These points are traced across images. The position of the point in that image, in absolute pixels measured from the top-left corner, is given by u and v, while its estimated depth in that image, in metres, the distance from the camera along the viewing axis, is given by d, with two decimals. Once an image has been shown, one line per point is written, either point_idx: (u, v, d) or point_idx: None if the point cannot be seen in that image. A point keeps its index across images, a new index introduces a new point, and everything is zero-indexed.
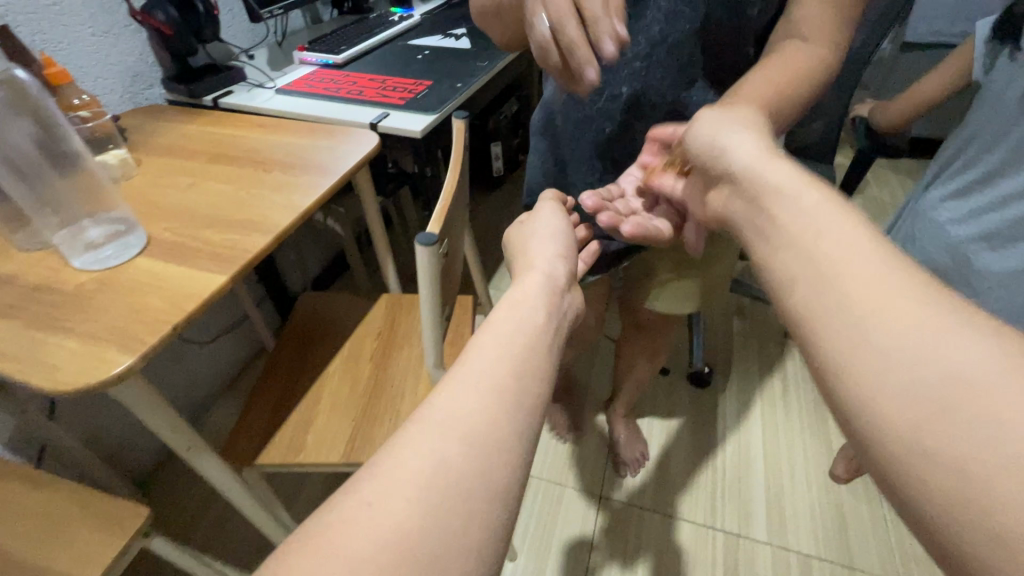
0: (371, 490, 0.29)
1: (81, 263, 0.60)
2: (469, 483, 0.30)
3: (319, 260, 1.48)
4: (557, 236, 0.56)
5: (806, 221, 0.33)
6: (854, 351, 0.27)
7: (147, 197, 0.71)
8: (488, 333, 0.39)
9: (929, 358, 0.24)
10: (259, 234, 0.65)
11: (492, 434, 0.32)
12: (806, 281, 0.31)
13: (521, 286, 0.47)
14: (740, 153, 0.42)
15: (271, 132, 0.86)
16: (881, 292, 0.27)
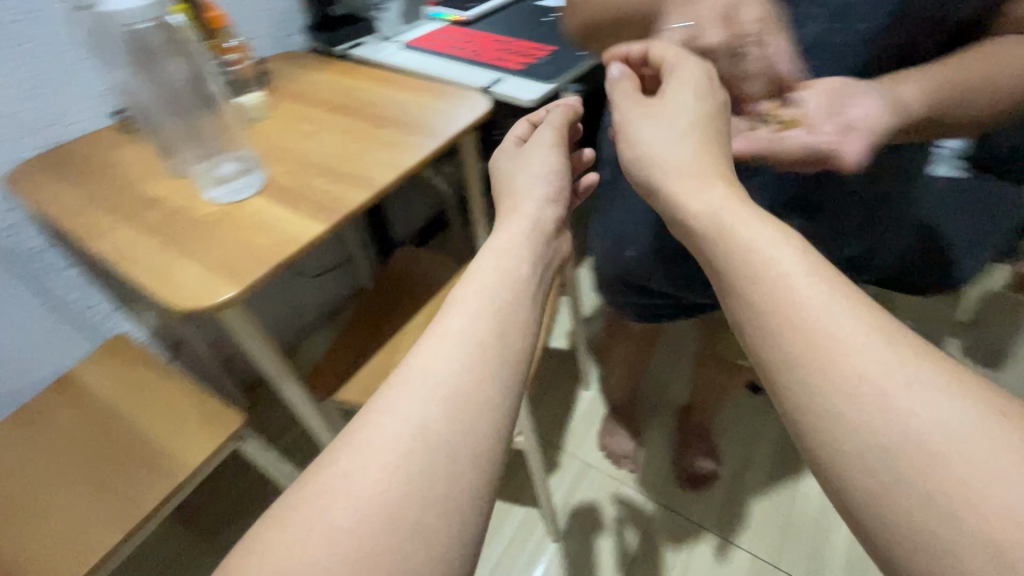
0: (351, 461, 0.34)
1: (210, 195, 0.67)
2: (451, 448, 0.35)
3: (423, 214, 1.54)
4: (542, 182, 0.57)
5: (783, 292, 0.34)
6: (828, 428, 0.30)
7: (273, 140, 0.76)
8: (472, 287, 0.44)
9: (910, 430, 0.28)
10: (360, 190, 0.67)
11: (465, 399, 0.37)
12: (788, 356, 0.33)
13: (508, 237, 0.51)
14: (667, 158, 0.44)
15: (390, 87, 0.88)
16: (840, 365, 0.31)
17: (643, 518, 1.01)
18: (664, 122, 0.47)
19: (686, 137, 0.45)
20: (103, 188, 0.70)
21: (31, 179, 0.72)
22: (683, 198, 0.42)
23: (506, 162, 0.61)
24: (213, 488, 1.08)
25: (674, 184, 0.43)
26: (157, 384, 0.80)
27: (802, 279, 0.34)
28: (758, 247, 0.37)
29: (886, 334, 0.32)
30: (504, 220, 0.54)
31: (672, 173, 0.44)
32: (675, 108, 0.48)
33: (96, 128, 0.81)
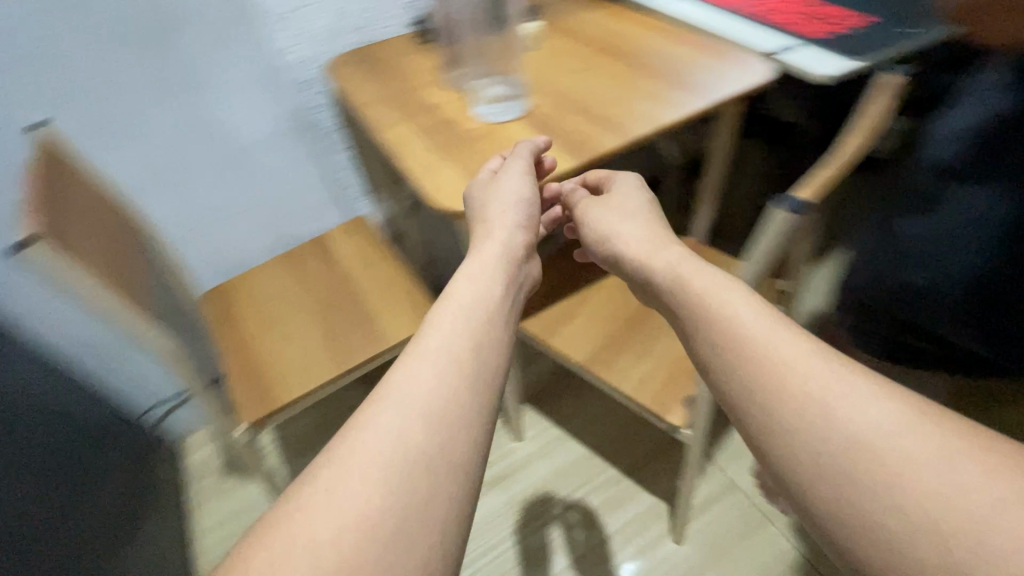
0: (329, 477, 0.32)
1: (478, 111, 0.72)
2: (429, 459, 0.32)
3: None
4: (515, 207, 0.54)
5: (743, 352, 0.37)
6: (780, 451, 0.33)
7: (539, 71, 0.78)
8: (450, 304, 0.41)
9: (865, 444, 0.30)
10: (614, 136, 0.66)
11: (450, 410, 0.35)
12: (738, 400, 0.36)
13: (479, 257, 0.48)
14: (631, 241, 0.52)
15: (660, 37, 0.84)
16: (790, 416, 0.33)
17: (590, 520, 1.01)
18: (618, 213, 0.56)
19: (639, 219, 0.55)
20: (394, 88, 0.80)
21: (344, 70, 0.86)
22: (641, 257, 0.50)
23: (476, 188, 0.57)
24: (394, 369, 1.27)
25: (624, 252, 0.52)
26: (384, 265, 0.94)
27: (779, 334, 0.36)
28: (723, 303, 0.40)
29: (825, 352, 0.35)
30: (484, 241, 0.51)
31: (632, 245, 0.52)
32: (622, 208, 0.57)
33: (397, 36, 0.93)
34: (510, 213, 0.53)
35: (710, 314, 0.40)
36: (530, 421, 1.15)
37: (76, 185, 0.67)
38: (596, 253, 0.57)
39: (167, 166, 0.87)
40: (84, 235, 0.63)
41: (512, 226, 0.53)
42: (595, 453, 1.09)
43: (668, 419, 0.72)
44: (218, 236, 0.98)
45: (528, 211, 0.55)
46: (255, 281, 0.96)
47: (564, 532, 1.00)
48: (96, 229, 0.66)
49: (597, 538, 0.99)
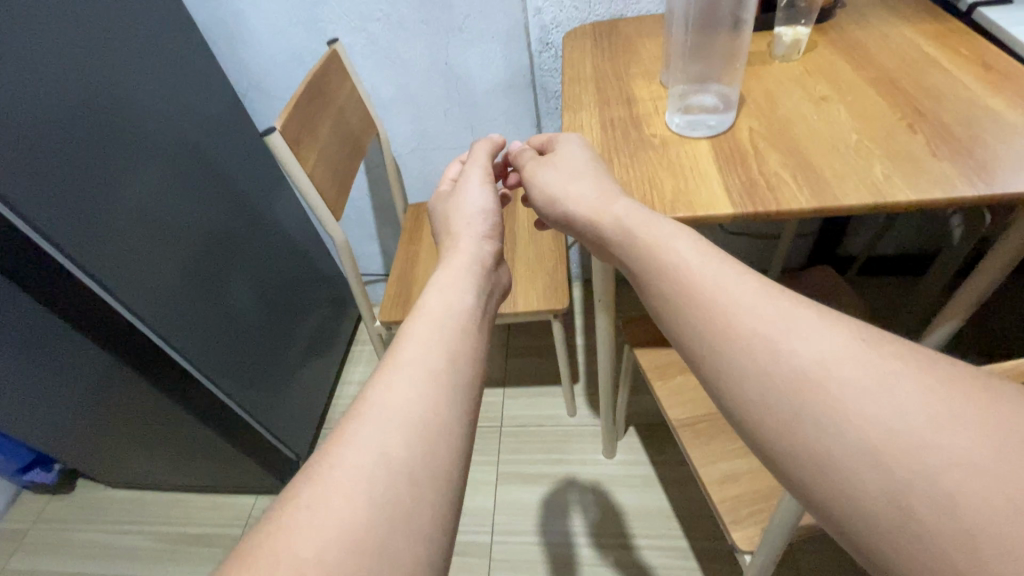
0: (308, 496, 0.29)
1: (669, 116, 0.64)
2: (413, 471, 0.31)
3: (900, 246, 1.16)
4: (479, 219, 0.57)
5: (777, 361, 0.31)
6: (824, 477, 0.28)
7: (771, 89, 0.65)
8: (420, 316, 0.41)
9: (942, 480, 0.24)
10: (808, 194, 0.52)
11: (433, 424, 0.33)
12: (767, 417, 0.30)
13: (449, 270, 0.48)
14: (584, 202, 0.50)
15: (978, 82, 0.60)
16: (839, 441, 0.27)
17: (618, 529, 1.00)
18: (564, 175, 0.54)
19: (586, 176, 0.53)
20: (606, 71, 0.76)
21: (576, 40, 0.85)
22: (595, 214, 0.48)
23: (442, 203, 0.62)
24: (533, 335, 1.35)
25: (579, 213, 0.50)
26: (545, 244, 1.00)
27: (818, 340, 0.31)
28: (747, 308, 0.34)
29: (763, 282, 0.35)
30: (453, 253, 0.51)
31: (582, 207, 0.50)
32: (570, 167, 0.55)
33: (650, 14, 0.89)
34: (473, 227, 0.56)
35: (735, 311, 0.34)
36: (627, 445, 1.11)
37: (337, 92, 0.85)
38: (548, 214, 0.55)
39: (411, 93, 1.02)
40: (324, 132, 0.80)
41: (480, 234, 0.55)
42: (674, 514, 1.00)
43: (734, 535, 0.60)
44: (432, 163, 1.14)
45: (492, 217, 0.58)
46: None
47: (585, 519, 1.02)
48: (336, 130, 0.83)
49: (627, 553, 0.97)
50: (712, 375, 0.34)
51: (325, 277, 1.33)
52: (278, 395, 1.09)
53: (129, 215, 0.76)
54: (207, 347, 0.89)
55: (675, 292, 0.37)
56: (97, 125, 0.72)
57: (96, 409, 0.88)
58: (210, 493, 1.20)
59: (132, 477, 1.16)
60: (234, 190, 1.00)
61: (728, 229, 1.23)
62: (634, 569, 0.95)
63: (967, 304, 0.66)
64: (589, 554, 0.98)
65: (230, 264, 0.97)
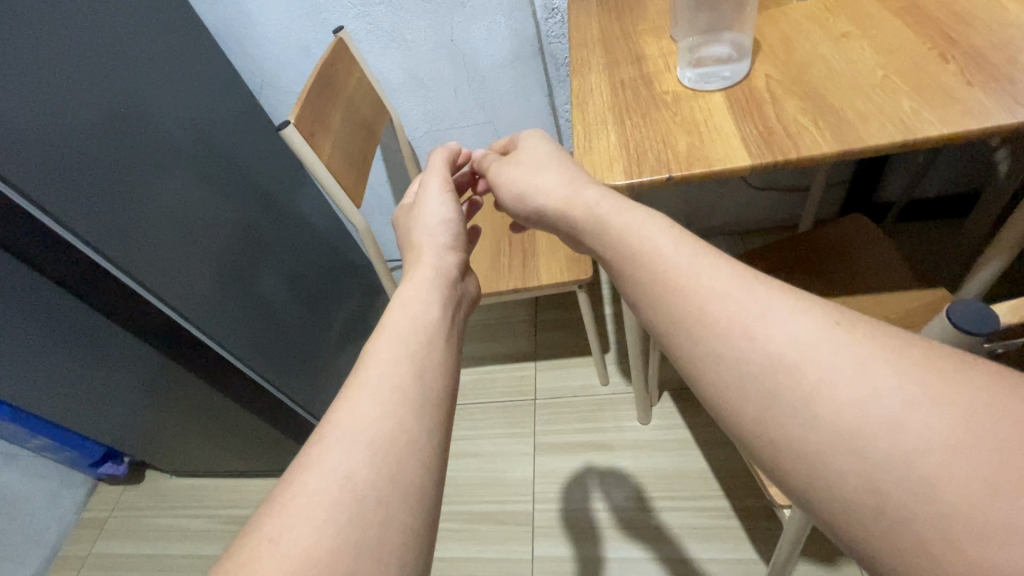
0: (275, 524, 0.30)
1: (680, 73, 0.62)
2: (378, 490, 0.32)
3: (942, 186, 1.09)
4: (442, 229, 0.55)
5: (752, 346, 0.30)
6: (796, 462, 0.27)
7: (786, 33, 0.62)
8: (384, 334, 0.41)
9: (916, 463, 0.23)
10: (829, 139, 0.49)
11: (399, 443, 0.34)
12: (737, 404, 0.30)
13: (414, 282, 0.48)
14: (548, 195, 0.49)
15: (1018, 3, 0.55)
16: (815, 428, 0.26)
17: (640, 504, 1.01)
18: (529, 170, 0.54)
19: (551, 168, 0.52)
20: (613, 31, 0.74)
21: (580, 2, 0.83)
22: (562, 206, 0.47)
23: (403, 217, 0.60)
24: (560, 308, 1.35)
25: (546, 206, 0.49)
26: None
27: (796, 322, 0.29)
28: (719, 294, 0.32)
29: (734, 264, 0.34)
30: (416, 266, 0.50)
31: (549, 202, 0.49)
32: (534, 163, 0.54)
33: None
34: (436, 238, 0.54)
35: (710, 294, 0.32)
36: (661, 411, 1.11)
37: (346, 81, 0.86)
38: (518, 212, 0.54)
39: (419, 74, 1.02)
40: (336, 122, 0.81)
41: (444, 246, 0.54)
42: (712, 474, 1.01)
43: (770, 490, 0.60)
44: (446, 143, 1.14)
45: (455, 227, 0.56)
46: None
47: (616, 495, 1.03)
48: (348, 119, 0.84)
49: (647, 520, 0.99)
50: (690, 364, 0.32)
51: (353, 266, 1.35)
52: (319, 381, 1.14)
53: (162, 218, 0.80)
54: (247, 340, 0.93)
55: (648, 277, 0.36)
56: (125, 134, 0.76)
57: (146, 409, 0.94)
58: (265, 477, 1.27)
59: (194, 465, 1.24)
60: (257, 185, 1.03)
61: (753, 184, 1.19)
62: (664, 535, 0.96)
63: (1017, 238, 0.62)
64: (612, 525, 1.00)
65: (263, 259, 1.01)
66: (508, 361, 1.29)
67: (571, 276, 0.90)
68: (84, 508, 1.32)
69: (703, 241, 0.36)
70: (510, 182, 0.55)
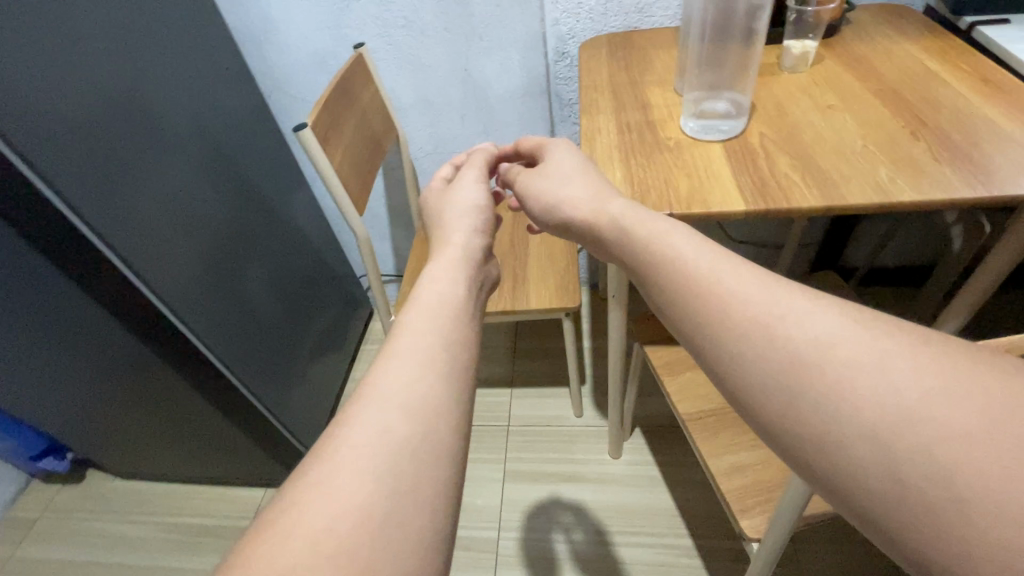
0: (315, 478, 0.29)
1: (683, 123, 0.67)
2: (414, 446, 0.31)
3: (903, 257, 1.18)
4: (472, 215, 0.57)
5: (774, 344, 0.31)
6: (822, 454, 0.28)
7: (778, 99, 0.68)
8: (414, 304, 0.40)
9: (939, 454, 0.24)
10: (816, 194, 0.54)
11: (431, 402, 0.33)
12: (763, 398, 0.31)
13: (440, 261, 0.47)
14: (579, 204, 0.52)
15: (978, 96, 0.63)
16: (840, 420, 0.27)
17: (597, 541, 1.00)
18: (558, 181, 0.56)
19: (580, 180, 0.55)
20: (622, 80, 0.80)
21: (592, 51, 0.89)
22: (590, 216, 0.50)
23: (429, 206, 0.62)
24: (540, 337, 1.37)
25: (573, 216, 0.52)
26: (557, 245, 1.03)
27: (813, 324, 0.31)
28: (744, 298, 0.34)
29: (757, 271, 0.36)
30: (443, 247, 0.51)
31: (579, 211, 0.51)
32: (562, 175, 0.56)
33: (663, 27, 0.94)
34: (466, 221, 0.55)
35: (730, 298, 0.34)
36: (632, 446, 1.13)
37: (361, 93, 0.89)
38: (545, 221, 0.56)
39: (430, 98, 1.06)
40: (349, 131, 0.84)
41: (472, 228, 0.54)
42: (679, 513, 1.02)
43: (742, 523, 0.61)
44: None
45: (484, 215, 0.58)
46: None
47: (584, 533, 1.01)
48: (360, 130, 0.87)
49: (608, 555, 0.98)
50: (715, 364, 0.34)
51: (336, 276, 1.34)
52: (290, 388, 1.10)
53: (154, 201, 0.78)
54: (222, 332, 0.90)
55: (675, 284, 0.38)
56: (130, 115, 0.76)
57: (117, 394, 0.90)
58: (218, 486, 1.21)
59: (144, 467, 1.17)
60: (251, 180, 1.02)
61: (732, 236, 1.26)
62: (629, 571, 0.96)
63: (968, 306, 0.68)
64: (570, 559, 0.99)
65: (249, 258, 1.00)
66: (484, 385, 1.29)
67: (560, 305, 0.93)
68: (13, 507, 1.23)
69: (727, 252, 0.39)
70: (537, 189, 0.57)
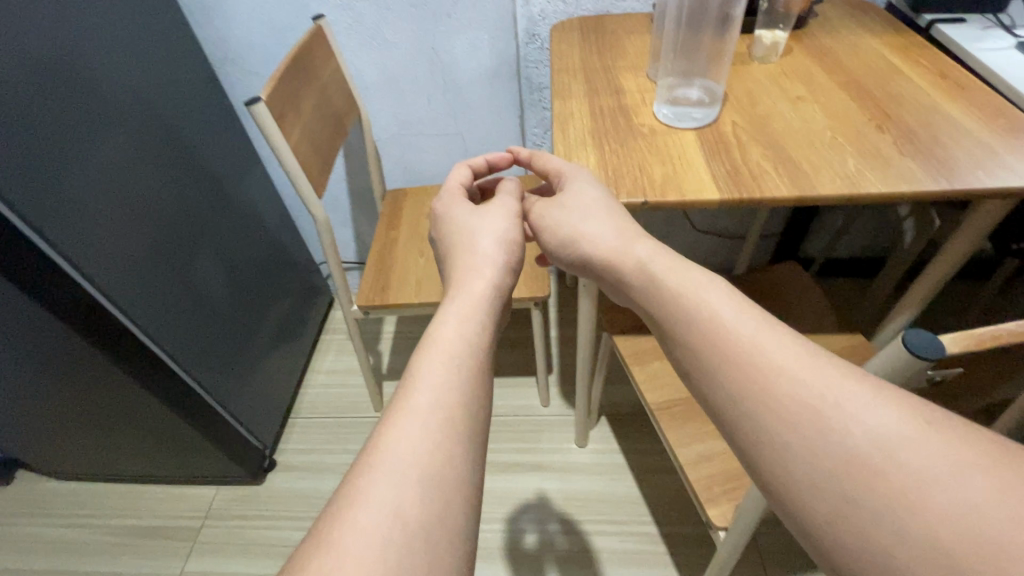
0: (324, 561, 0.29)
1: (657, 109, 0.66)
2: (428, 529, 0.31)
3: (856, 248, 1.23)
4: (501, 251, 0.53)
5: (825, 439, 0.31)
6: (828, 517, 0.30)
7: (750, 89, 0.68)
8: (432, 357, 0.40)
9: (937, 517, 0.27)
10: (788, 185, 0.54)
11: (447, 479, 0.33)
12: (781, 465, 0.32)
13: (453, 302, 0.46)
14: (603, 244, 0.50)
15: (937, 92, 0.65)
16: (896, 531, 0.27)
17: (580, 545, 0.98)
18: (575, 213, 0.53)
19: (601, 214, 0.52)
20: (594, 64, 0.78)
21: (563, 34, 0.87)
22: (614, 257, 0.49)
23: (444, 231, 0.58)
24: (507, 326, 1.35)
25: (594, 254, 0.50)
26: None
27: (870, 415, 0.31)
28: (784, 370, 0.35)
29: (794, 339, 0.37)
30: (459, 288, 0.48)
31: (601, 249, 0.50)
32: (580, 206, 0.53)
33: (634, 12, 0.93)
34: (498, 255, 0.52)
35: (777, 379, 0.34)
36: (598, 435, 1.13)
37: (321, 70, 0.83)
38: (560, 256, 0.55)
39: (394, 77, 1.01)
40: (307, 109, 0.78)
41: (487, 257, 0.52)
42: (644, 501, 1.03)
43: (709, 512, 0.61)
44: (411, 148, 1.13)
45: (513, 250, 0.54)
46: (423, 199, 1.10)
47: (551, 524, 1.01)
48: (319, 108, 0.82)
49: (575, 544, 0.98)
50: (755, 451, 0.34)
51: (296, 264, 1.29)
52: (245, 382, 1.05)
53: (96, 189, 0.72)
54: (175, 332, 0.86)
55: (704, 341, 0.38)
56: (65, 90, 0.69)
57: (55, 391, 0.83)
58: (166, 486, 1.14)
59: (83, 468, 1.09)
60: (204, 166, 0.96)
61: (698, 226, 1.28)
62: (596, 559, 0.96)
63: (922, 296, 0.70)
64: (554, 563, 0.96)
65: (203, 250, 0.94)
66: None
67: (529, 293, 0.91)
68: None
69: (767, 314, 0.38)
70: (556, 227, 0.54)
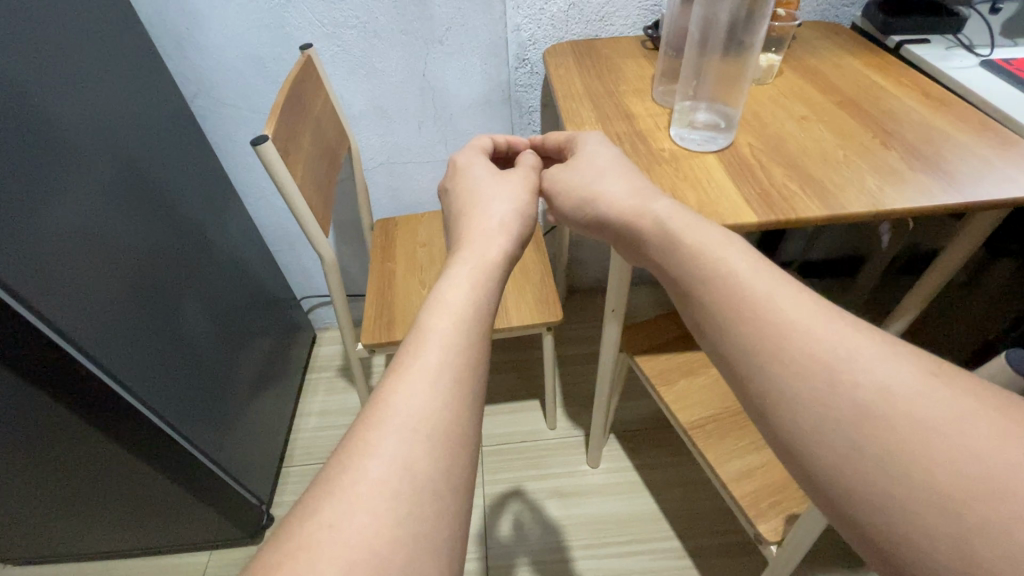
0: (336, 511, 0.28)
1: (675, 133, 0.67)
2: (433, 482, 0.30)
3: (830, 249, 1.30)
4: (513, 220, 0.51)
5: (838, 391, 0.31)
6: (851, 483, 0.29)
7: (756, 110, 0.71)
8: (443, 312, 0.38)
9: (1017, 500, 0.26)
10: (818, 203, 0.56)
11: (451, 431, 0.32)
12: (795, 423, 0.32)
13: (459, 261, 0.44)
14: (620, 200, 0.50)
15: (924, 108, 0.70)
16: (907, 481, 0.28)
17: (554, 544, 1.00)
18: (589, 176, 0.54)
19: (615, 176, 0.53)
20: (597, 88, 0.79)
21: (558, 58, 0.88)
22: (631, 213, 0.49)
23: (459, 194, 0.56)
24: (504, 351, 1.33)
25: (611, 213, 0.51)
26: (531, 256, 1.00)
27: (909, 384, 0.30)
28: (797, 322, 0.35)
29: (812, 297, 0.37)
30: (467, 248, 0.46)
31: (618, 206, 0.50)
32: (594, 170, 0.54)
33: (623, 35, 0.95)
34: (515, 221, 0.51)
35: (792, 330, 0.35)
36: (611, 454, 1.13)
37: (314, 102, 0.79)
38: (577, 218, 0.55)
39: (383, 105, 0.98)
40: (306, 143, 0.74)
41: (500, 222, 0.50)
42: (665, 516, 1.03)
43: (761, 527, 0.62)
44: (400, 176, 1.10)
45: (525, 215, 0.52)
46: (416, 227, 1.07)
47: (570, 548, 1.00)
48: (316, 142, 0.78)
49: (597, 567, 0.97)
50: (768, 407, 0.34)
51: (277, 300, 1.21)
52: (232, 430, 0.96)
53: (63, 234, 0.64)
54: (162, 388, 0.78)
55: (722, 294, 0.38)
56: (7, 119, 0.59)
57: (11, 463, 0.73)
58: (146, 558, 1.03)
59: (52, 550, 0.97)
60: (180, 214, 0.89)
61: None
62: None
63: (921, 301, 0.75)
64: (538, 562, 0.98)
65: (183, 295, 0.87)
66: None
67: (543, 319, 0.90)
68: None
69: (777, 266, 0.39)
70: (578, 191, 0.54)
